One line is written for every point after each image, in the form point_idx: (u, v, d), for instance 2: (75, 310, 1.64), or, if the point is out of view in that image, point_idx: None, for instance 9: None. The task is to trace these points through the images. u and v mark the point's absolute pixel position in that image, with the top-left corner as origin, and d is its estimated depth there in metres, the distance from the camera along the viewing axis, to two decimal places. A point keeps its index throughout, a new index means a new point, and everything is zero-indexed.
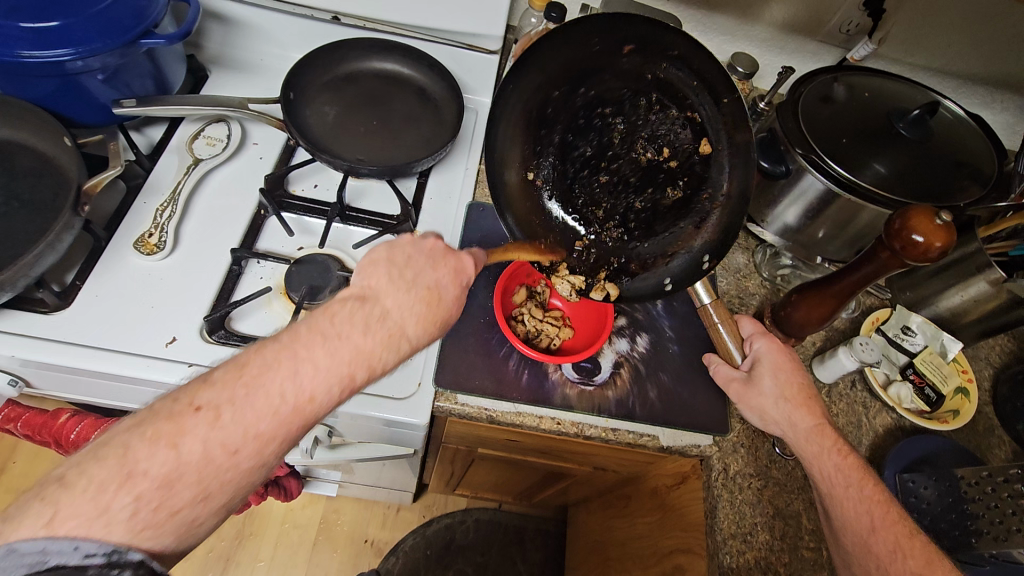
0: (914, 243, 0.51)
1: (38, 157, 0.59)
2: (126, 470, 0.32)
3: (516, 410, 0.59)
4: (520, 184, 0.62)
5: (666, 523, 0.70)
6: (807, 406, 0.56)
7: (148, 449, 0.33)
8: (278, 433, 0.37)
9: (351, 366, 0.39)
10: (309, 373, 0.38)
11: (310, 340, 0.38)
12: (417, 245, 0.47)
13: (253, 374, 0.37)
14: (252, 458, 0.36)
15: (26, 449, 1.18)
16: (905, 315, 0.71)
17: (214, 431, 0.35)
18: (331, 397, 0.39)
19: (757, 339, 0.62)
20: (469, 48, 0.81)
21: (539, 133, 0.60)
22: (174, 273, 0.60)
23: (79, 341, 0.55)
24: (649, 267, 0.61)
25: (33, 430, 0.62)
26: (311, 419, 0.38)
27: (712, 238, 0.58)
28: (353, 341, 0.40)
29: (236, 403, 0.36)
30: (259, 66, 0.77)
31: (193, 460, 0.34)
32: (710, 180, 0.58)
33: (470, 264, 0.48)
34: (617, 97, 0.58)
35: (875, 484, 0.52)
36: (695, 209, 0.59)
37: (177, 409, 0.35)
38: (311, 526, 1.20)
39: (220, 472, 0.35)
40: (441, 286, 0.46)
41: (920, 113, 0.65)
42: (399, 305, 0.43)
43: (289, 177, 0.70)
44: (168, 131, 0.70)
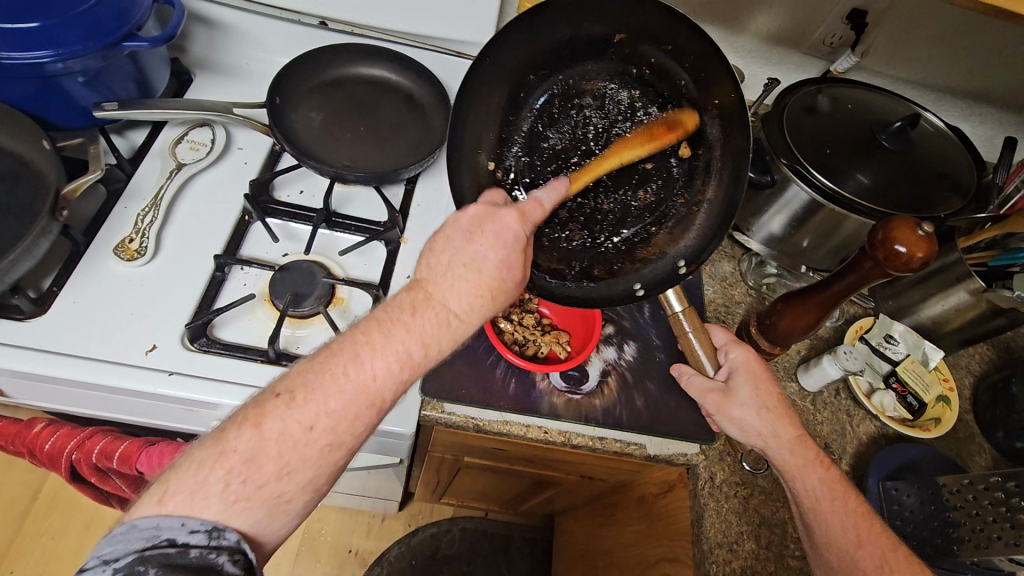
0: (898, 254, 0.51)
1: (14, 159, 0.58)
2: (221, 449, 0.37)
3: (503, 418, 0.59)
4: (486, 177, 0.60)
5: (653, 531, 0.70)
6: (787, 417, 0.57)
7: (237, 431, 0.38)
8: (348, 412, 0.39)
9: (406, 345, 0.42)
10: (369, 356, 0.41)
11: (368, 328, 0.42)
12: (460, 218, 0.47)
13: (322, 361, 0.40)
14: (328, 436, 0.39)
15: None
16: (888, 324, 0.72)
17: (290, 411, 0.38)
18: (392, 376, 0.41)
19: (732, 348, 0.62)
20: (458, 55, 0.81)
21: (508, 120, 0.59)
22: (155, 279, 0.59)
23: (55, 349, 0.53)
24: (617, 272, 0.60)
25: (7, 439, 0.61)
26: (377, 402, 0.41)
27: (689, 244, 0.58)
28: (405, 324, 0.42)
29: (309, 386, 0.39)
30: (245, 70, 0.76)
31: (273, 438, 0.38)
32: (691, 185, 0.58)
33: (513, 219, 0.46)
34: (596, 89, 0.59)
35: (857, 497, 0.53)
36: (671, 214, 0.59)
37: (261, 399, 0.39)
38: (294, 536, 1.19)
39: (299, 448, 0.38)
40: (481, 258, 0.45)
41: (902, 125, 0.66)
42: (442, 289, 0.44)
43: (275, 182, 0.69)
44: (151, 134, 0.68)
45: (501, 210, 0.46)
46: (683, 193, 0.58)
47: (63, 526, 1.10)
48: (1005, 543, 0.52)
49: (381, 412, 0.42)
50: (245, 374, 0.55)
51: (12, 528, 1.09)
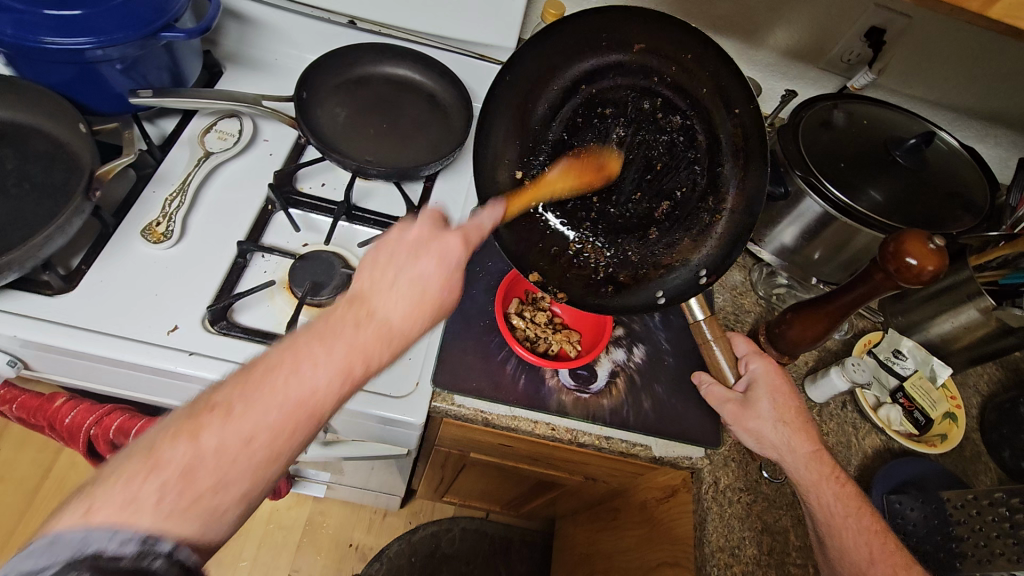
0: (908, 266, 0.52)
1: (51, 141, 0.60)
2: (150, 462, 0.33)
3: (512, 413, 0.60)
4: (511, 184, 0.60)
5: (654, 535, 0.70)
6: (804, 431, 0.57)
7: (169, 443, 0.34)
8: (286, 427, 0.37)
9: (350, 358, 0.39)
10: (310, 369, 0.38)
11: (308, 339, 0.39)
12: (403, 237, 0.45)
13: (258, 372, 0.37)
14: (265, 452, 0.36)
15: (12, 436, 1.16)
16: (896, 339, 0.72)
17: (227, 425, 0.35)
18: (332, 391, 0.38)
19: (752, 359, 0.63)
20: (480, 58, 0.83)
21: (534, 129, 0.61)
22: (179, 261, 0.61)
23: (82, 325, 0.55)
24: (643, 279, 0.60)
25: (29, 413, 0.61)
26: (317, 415, 0.38)
27: (712, 252, 0.58)
28: (348, 335, 0.40)
29: (244, 397, 0.36)
30: (273, 65, 0.78)
31: (209, 451, 0.34)
32: (714, 193, 0.57)
33: (458, 244, 0.46)
34: (619, 98, 0.60)
35: (871, 514, 0.53)
36: (695, 221, 0.59)
37: (193, 409, 0.36)
38: (296, 527, 1.19)
39: (236, 466, 0.35)
40: (428, 275, 0.44)
41: (917, 142, 0.67)
42: (387, 302, 0.42)
43: (298, 174, 0.71)
44: (180, 124, 0.70)
45: (447, 232, 0.46)
46: (709, 204, 0.58)
47: None
48: (1008, 559, 0.53)
49: (319, 427, 0.39)
50: None
51: (21, 505, 1.10)
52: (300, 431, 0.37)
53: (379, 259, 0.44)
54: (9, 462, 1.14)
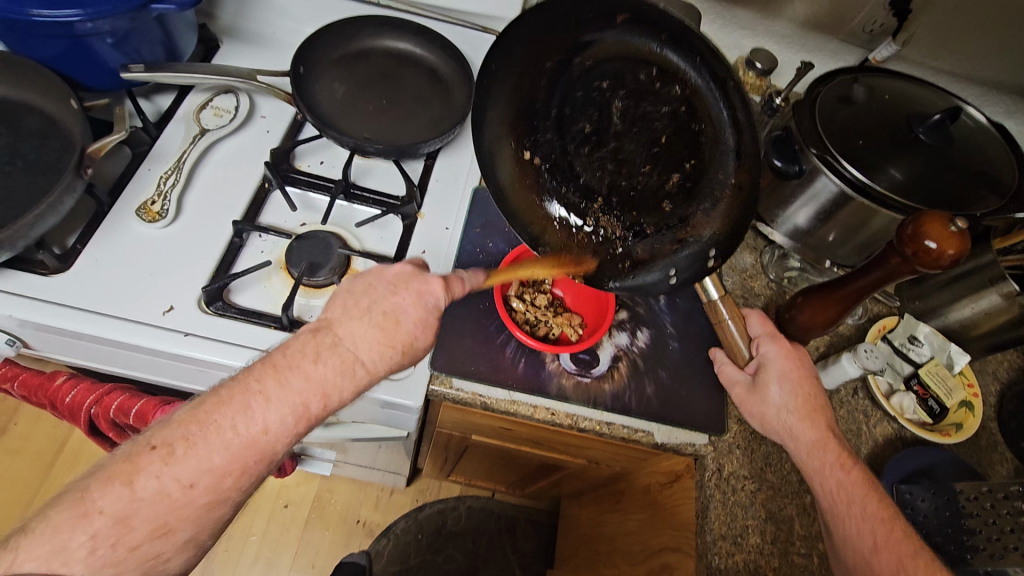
0: (927, 250, 0.49)
1: (44, 118, 0.59)
2: (82, 511, 0.36)
3: (510, 398, 0.58)
4: (514, 162, 0.60)
5: (658, 521, 0.70)
6: (812, 419, 0.55)
7: (102, 490, 0.37)
8: (232, 467, 0.40)
9: (304, 396, 0.42)
10: (262, 408, 0.41)
11: (261, 375, 0.41)
12: (383, 273, 0.49)
13: (206, 411, 0.40)
14: (209, 493, 0.39)
15: (27, 412, 1.18)
16: (913, 324, 0.70)
17: (168, 467, 0.38)
18: (285, 429, 0.41)
19: (764, 342, 0.60)
20: (482, 31, 0.80)
21: (533, 107, 0.59)
22: (175, 241, 0.60)
23: (77, 304, 0.55)
24: (657, 256, 0.57)
25: (30, 391, 0.61)
26: (268, 453, 0.41)
27: (721, 229, 0.53)
28: (305, 370, 0.42)
29: (189, 439, 0.39)
30: (271, 38, 0.76)
31: (148, 497, 0.38)
32: (722, 165, 0.52)
33: (437, 284, 0.48)
34: (616, 71, 0.57)
35: (879, 500, 0.51)
36: (706, 193, 0.54)
37: (135, 451, 0.39)
38: (304, 504, 1.21)
39: (177, 508, 0.38)
40: (400, 311, 0.47)
41: (941, 118, 0.64)
42: (352, 336, 0.45)
43: (295, 152, 0.69)
44: (176, 100, 0.69)
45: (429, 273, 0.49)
46: (713, 177, 0.53)
47: None
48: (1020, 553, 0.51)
49: (269, 463, 0.42)
50: (262, 341, 0.56)
51: (36, 479, 1.13)
52: (245, 470, 0.40)
53: (357, 292, 0.47)
54: (24, 437, 1.16)
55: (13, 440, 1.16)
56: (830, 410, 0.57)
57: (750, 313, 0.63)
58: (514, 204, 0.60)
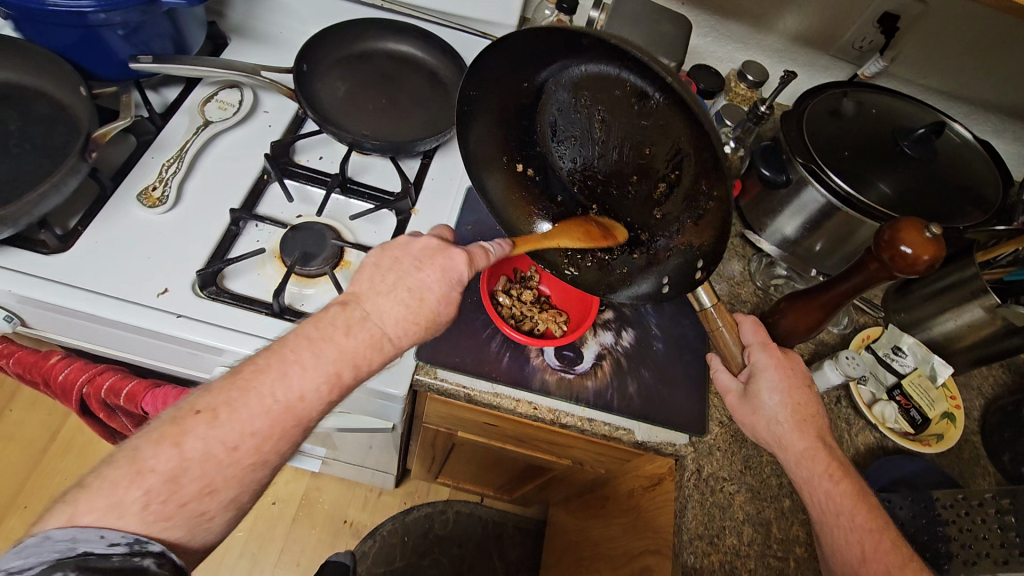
0: (903, 255, 0.50)
1: (54, 104, 0.61)
2: (136, 468, 0.36)
3: (493, 390, 0.59)
4: (512, 175, 0.63)
5: (638, 523, 0.70)
6: (803, 428, 0.54)
7: (154, 451, 0.37)
8: (271, 431, 0.41)
9: (337, 364, 0.43)
10: (299, 374, 0.41)
11: (297, 344, 0.42)
12: (411, 246, 0.49)
13: (246, 378, 0.41)
14: (252, 455, 0.40)
15: (22, 398, 1.19)
16: (897, 334, 0.70)
17: (213, 430, 0.39)
18: (319, 397, 0.42)
19: (756, 351, 0.59)
20: (484, 36, 0.82)
21: (522, 124, 0.59)
22: (173, 226, 0.61)
23: (74, 284, 0.56)
24: (653, 261, 0.55)
25: (24, 369, 0.63)
26: (304, 419, 0.42)
27: (707, 242, 0.48)
28: (336, 341, 0.43)
29: (232, 404, 0.40)
30: (277, 38, 0.79)
31: (195, 457, 0.38)
32: (707, 175, 0.44)
33: (463, 259, 0.49)
34: (585, 82, 0.50)
35: (868, 511, 0.51)
36: (694, 204, 0.48)
37: (179, 415, 0.39)
38: (292, 501, 1.21)
39: (223, 469, 0.39)
40: (424, 287, 0.47)
41: (926, 132, 0.65)
42: (378, 309, 0.46)
43: (296, 146, 0.71)
44: (183, 93, 0.71)
45: (455, 248, 0.49)
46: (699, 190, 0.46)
47: (76, 467, 1.15)
48: (994, 560, 0.51)
49: (308, 429, 0.43)
50: (252, 325, 0.58)
51: (28, 466, 1.14)
52: (285, 434, 0.41)
53: (381, 264, 0.47)
54: (18, 423, 1.17)
55: (8, 426, 1.17)
56: (823, 417, 0.56)
57: (742, 320, 0.62)
58: (510, 210, 0.64)
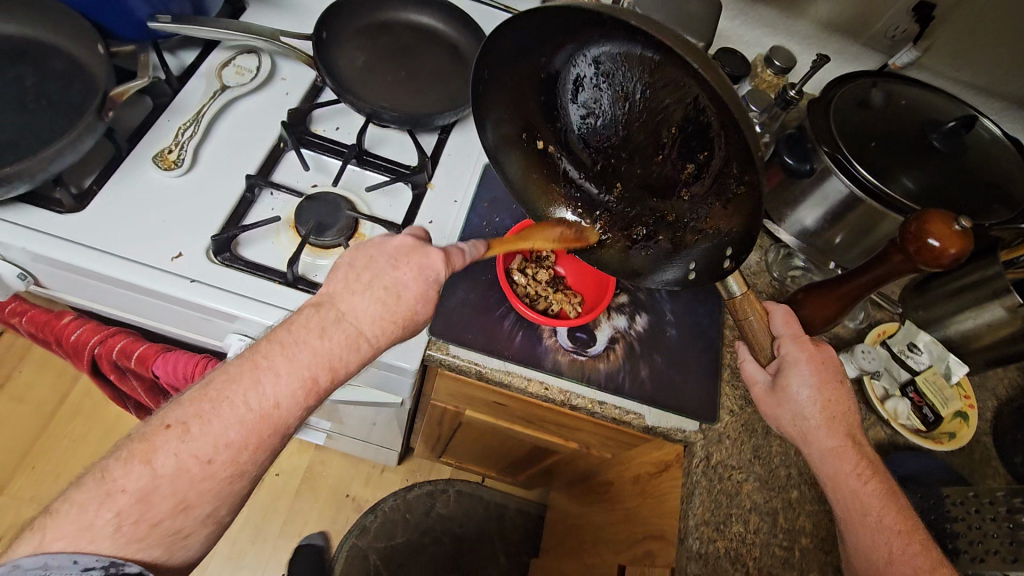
0: (930, 247, 0.49)
1: (70, 62, 0.60)
2: (107, 489, 0.39)
3: (505, 368, 0.59)
4: (532, 152, 0.61)
5: (642, 508, 0.70)
6: (833, 426, 0.54)
7: (124, 469, 0.39)
8: (248, 441, 0.43)
9: (311, 369, 0.45)
10: (271, 383, 0.44)
11: (269, 352, 0.44)
12: (384, 246, 0.50)
13: (218, 389, 0.43)
14: (229, 467, 0.42)
15: (32, 360, 1.21)
16: (913, 331, 0.69)
17: (184, 444, 0.41)
18: (295, 403, 0.44)
19: (786, 342, 0.58)
20: (506, 10, 0.80)
21: (540, 100, 0.57)
22: (188, 191, 0.61)
23: (89, 244, 0.56)
24: (679, 246, 0.54)
25: (37, 328, 0.62)
26: (280, 425, 0.44)
27: (739, 226, 0.47)
28: (311, 345, 0.45)
29: (202, 417, 0.42)
30: (297, 4, 0.77)
31: (166, 473, 0.40)
32: (737, 158, 0.43)
33: (440, 258, 0.49)
34: (607, 56, 0.48)
35: (898, 512, 0.50)
36: (723, 186, 0.47)
37: (149, 431, 0.41)
38: (296, 473, 1.23)
39: (195, 482, 0.41)
40: (400, 286, 0.48)
41: (956, 126, 0.64)
42: (352, 309, 0.47)
43: (313, 116, 0.70)
44: (201, 56, 0.70)
45: (431, 247, 0.50)
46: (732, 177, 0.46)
47: (85, 430, 1.17)
48: (1003, 559, 0.51)
49: (285, 434, 0.45)
50: (265, 293, 0.57)
51: (37, 427, 1.15)
52: (263, 441, 0.44)
53: (357, 263, 0.49)
54: (29, 384, 1.19)
55: (18, 387, 1.18)
56: (855, 415, 0.55)
57: (773, 309, 0.60)
58: (529, 195, 0.63)
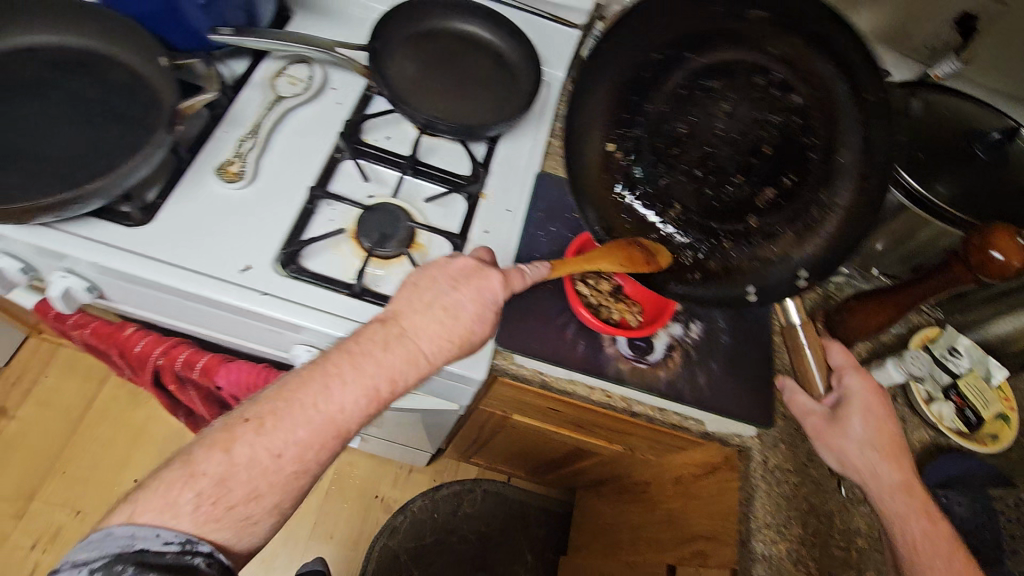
0: (993, 260, 0.50)
1: (130, 73, 0.60)
2: (189, 471, 0.40)
3: (569, 377, 0.61)
4: (599, 157, 0.60)
5: (688, 509, 0.72)
6: (896, 460, 0.55)
7: (205, 455, 0.41)
8: (313, 441, 0.44)
9: (375, 379, 0.46)
10: (339, 389, 0.45)
11: (339, 360, 0.46)
12: (449, 266, 0.51)
13: (291, 389, 0.44)
14: (295, 463, 0.43)
15: (58, 365, 1.20)
16: (954, 336, 0.69)
17: (259, 438, 0.42)
18: (358, 409, 0.45)
19: (847, 373, 0.60)
20: (554, 19, 0.79)
21: (631, 100, 0.60)
22: (250, 204, 0.61)
23: (159, 258, 0.56)
24: (733, 270, 0.57)
25: (100, 340, 0.62)
26: (343, 431, 0.45)
27: (820, 248, 0.55)
28: (376, 356, 0.46)
29: (276, 414, 0.43)
30: (343, 11, 0.77)
31: (242, 461, 0.41)
32: (827, 186, 0.55)
33: (498, 281, 0.51)
34: (726, 67, 0.59)
35: (965, 554, 0.52)
36: (805, 214, 0.56)
37: (230, 422, 0.43)
38: (325, 475, 1.23)
39: (268, 474, 0.42)
40: (459, 304, 0.50)
41: (1000, 137, 0.65)
42: (416, 325, 0.48)
43: (364, 125, 0.70)
44: (251, 65, 0.69)
45: (491, 269, 0.52)
46: (828, 186, 0.55)
47: (114, 435, 1.16)
48: None
49: (348, 441, 0.46)
50: (334, 306, 0.58)
51: (65, 433, 1.15)
52: (327, 445, 0.44)
53: (420, 283, 0.50)
54: (55, 389, 1.18)
55: (45, 392, 1.17)
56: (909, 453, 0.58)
57: (830, 343, 0.63)
58: (594, 199, 0.60)
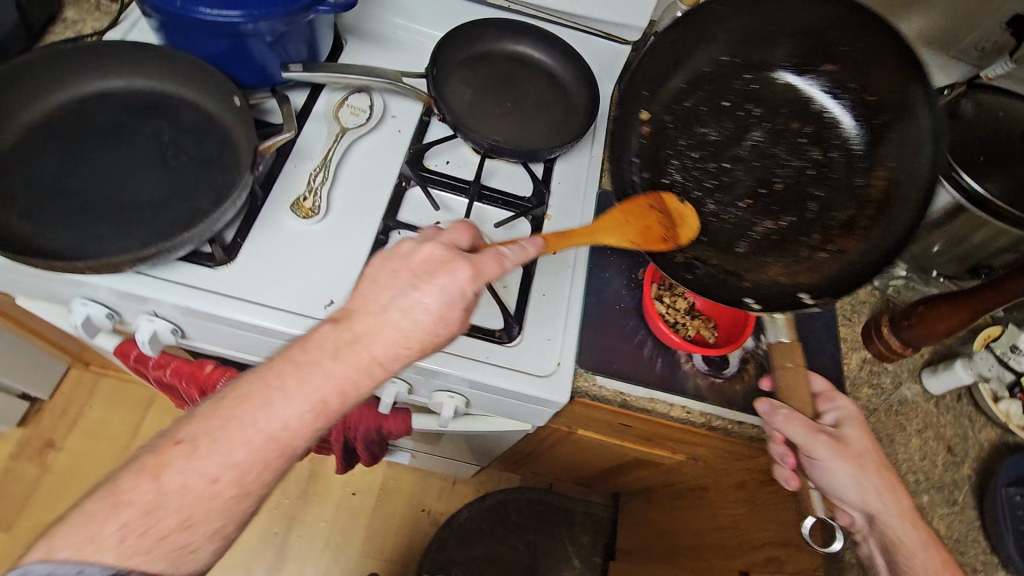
0: None
1: (201, 114, 0.61)
2: (113, 502, 0.39)
3: (650, 396, 0.61)
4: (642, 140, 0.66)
5: (752, 517, 0.71)
6: (890, 480, 0.56)
7: (132, 482, 0.40)
8: (255, 461, 0.42)
9: (322, 392, 0.43)
10: (281, 403, 0.43)
11: (282, 370, 0.43)
12: (410, 259, 0.47)
13: (228, 408, 0.42)
14: (235, 486, 0.41)
15: (103, 394, 1.20)
16: (1017, 333, 0.67)
17: (190, 462, 0.40)
18: (304, 424, 0.43)
19: (835, 397, 0.60)
20: (605, 36, 0.79)
21: (677, 99, 0.68)
22: (326, 238, 0.62)
23: (246, 298, 0.57)
24: (735, 275, 0.59)
25: (180, 378, 0.64)
26: (288, 448, 0.43)
27: (824, 278, 0.59)
28: (323, 367, 0.44)
29: (210, 436, 0.41)
30: (395, 39, 0.78)
31: (171, 490, 0.40)
32: (837, 235, 0.61)
33: (466, 271, 0.47)
34: (767, 104, 0.69)
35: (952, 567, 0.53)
36: (792, 251, 0.61)
37: (163, 445, 0.41)
38: (371, 490, 1.24)
39: (203, 499, 0.40)
40: (417, 305, 0.46)
41: None
42: (370, 330, 0.45)
43: (426, 152, 0.71)
44: (312, 97, 0.70)
45: (456, 260, 0.47)
46: (850, 231, 0.61)
47: None
48: None
49: (293, 459, 0.44)
50: None
51: (114, 461, 1.16)
52: (272, 463, 0.43)
53: (380, 277, 0.47)
54: (102, 418, 1.19)
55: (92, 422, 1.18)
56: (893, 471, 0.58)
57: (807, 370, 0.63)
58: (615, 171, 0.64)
